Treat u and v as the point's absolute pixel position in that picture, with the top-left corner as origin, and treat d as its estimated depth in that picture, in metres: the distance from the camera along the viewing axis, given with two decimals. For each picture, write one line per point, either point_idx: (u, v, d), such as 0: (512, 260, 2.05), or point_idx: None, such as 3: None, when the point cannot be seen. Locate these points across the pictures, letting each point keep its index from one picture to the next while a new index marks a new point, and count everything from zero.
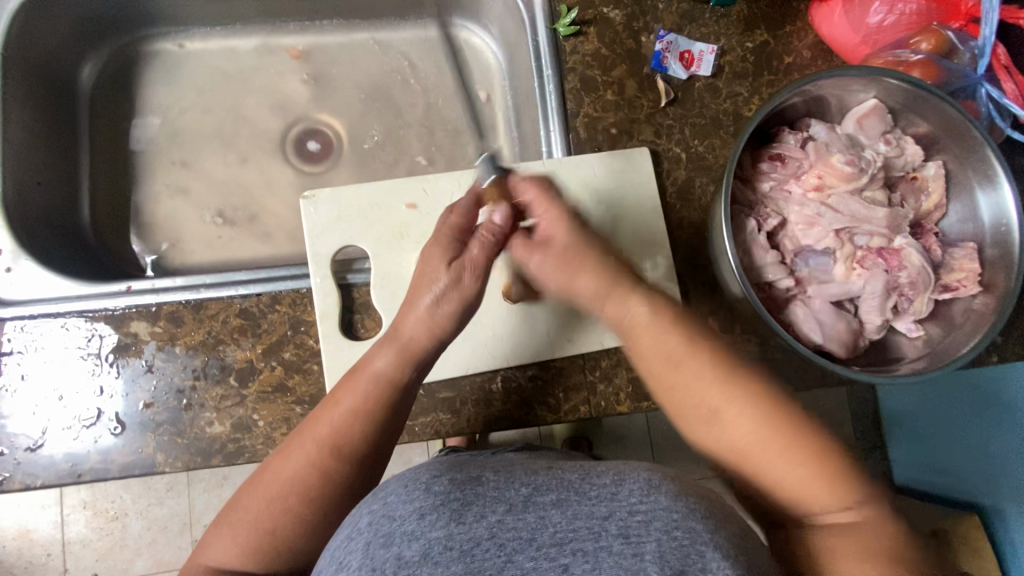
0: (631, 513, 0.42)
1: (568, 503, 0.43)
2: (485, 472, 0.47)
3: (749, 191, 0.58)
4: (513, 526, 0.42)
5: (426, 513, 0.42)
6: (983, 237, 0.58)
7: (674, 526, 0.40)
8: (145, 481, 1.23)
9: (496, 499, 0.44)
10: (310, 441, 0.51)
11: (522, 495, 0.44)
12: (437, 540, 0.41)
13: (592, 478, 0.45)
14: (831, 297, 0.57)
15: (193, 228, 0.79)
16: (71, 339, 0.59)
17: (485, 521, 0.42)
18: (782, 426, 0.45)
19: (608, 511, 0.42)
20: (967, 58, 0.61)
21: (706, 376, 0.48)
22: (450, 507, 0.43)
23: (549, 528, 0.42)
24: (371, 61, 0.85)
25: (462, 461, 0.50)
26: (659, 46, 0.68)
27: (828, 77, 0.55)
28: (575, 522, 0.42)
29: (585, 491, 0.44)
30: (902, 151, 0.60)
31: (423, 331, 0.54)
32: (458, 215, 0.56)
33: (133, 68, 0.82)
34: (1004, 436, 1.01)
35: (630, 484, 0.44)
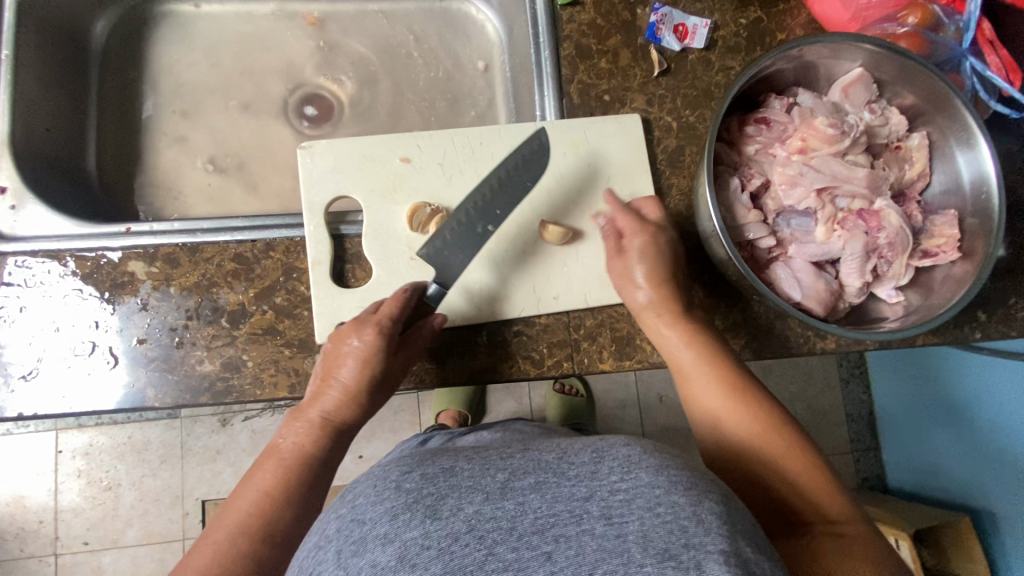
0: (613, 493, 0.38)
1: (548, 486, 0.39)
2: (458, 463, 0.44)
3: (734, 154, 0.60)
4: (491, 516, 0.38)
5: (398, 512, 0.39)
6: (965, 205, 0.58)
7: (657, 501, 0.37)
8: (139, 452, 1.25)
9: (472, 489, 0.40)
10: (227, 531, 0.51)
11: (499, 481, 0.41)
12: (413, 541, 0.38)
13: (570, 457, 0.42)
14: (811, 257, 0.58)
15: (197, 188, 0.81)
16: (70, 275, 0.61)
17: (461, 514, 0.39)
18: (780, 440, 0.53)
19: (589, 492, 0.38)
20: (952, 33, 0.62)
21: (718, 392, 0.56)
22: (423, 504, 0.40)
23: (530, 514, 0.38)
24: (375, 31, 0.88)
25: (430, 454, 0.47)
26: (653, 17, 0.70)
27: (812, 43, 0.56)
28: (556, 506, 0.38)
29: (564, 472, 0.40)
30: (887, 121, 0.61)
31: (340, 405, 0.56)
32: (386, 307, 0.59)
33: (145, 29, 0.85)
34: (996, 436, 1.01)
35: (609, 461, 0.40)
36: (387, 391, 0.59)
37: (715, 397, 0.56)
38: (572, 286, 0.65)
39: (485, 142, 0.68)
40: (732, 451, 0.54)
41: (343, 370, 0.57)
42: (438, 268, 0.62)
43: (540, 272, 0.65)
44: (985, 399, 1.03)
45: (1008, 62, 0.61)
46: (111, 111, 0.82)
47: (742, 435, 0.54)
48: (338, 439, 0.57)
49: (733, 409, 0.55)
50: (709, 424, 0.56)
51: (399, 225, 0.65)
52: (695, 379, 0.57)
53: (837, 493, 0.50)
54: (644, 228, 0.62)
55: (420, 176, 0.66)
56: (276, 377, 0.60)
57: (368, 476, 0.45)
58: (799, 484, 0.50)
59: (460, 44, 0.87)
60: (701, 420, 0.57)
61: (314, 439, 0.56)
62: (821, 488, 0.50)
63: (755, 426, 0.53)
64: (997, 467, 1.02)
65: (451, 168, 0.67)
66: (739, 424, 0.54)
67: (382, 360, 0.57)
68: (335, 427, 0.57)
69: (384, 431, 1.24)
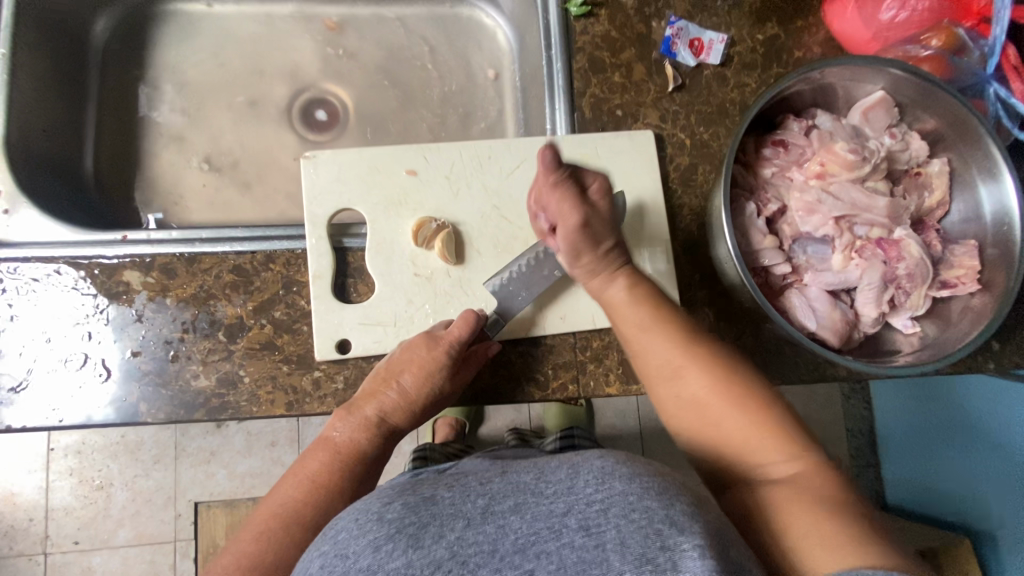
0: (589, 504, 0.36)
1: (527, 506, 0.38)
2: (438, 491, 0.42)
3: (750, 176, 0.59)
4: (473, 540, 0.36)
5: (380, 544, 0.37)
6: (985, 235, 0.57)
7: (632, 508, 0.35)
8: (133, 451, 1.23)
9: (453, 517, 0.38)
10: (276, 516, 0.51)
11: (480, 507, 0.39)
12: (395, 570, 0.35)
13: (547, 476, 0.40)
14: (827, 285, 0.57)
15: (197, 191, 0.79)
16: (63, 284, 0.59)
17: (442, 541, 0.36)
18: (732, 382, 0.50)
19: (566, 506, 0.37)
20: (977, 57, 0.61)
21: (670, 339, 0.54)
22: (406, 533, 0.37)
23: (510, 535, 0.36)
24: (383, 36, 0.86)
25: (411, 482, 0.45)
26: (669, 31, 0.68)
27: (834, 65, 0.55)
28: (535, 524, 0.36)
29: (543, 490, 0.39)
30: (907, 146, 0.59)
31: (397, 412, 0.57)
32: (457, 327, 0.58)
33: (148, 28, 0.83)
34: (998, 461, 1.00)
35: (585, 473, 0.38)
36: (443, 402, 0.59)
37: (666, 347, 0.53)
38: (578, 305, 0.63)
39: (492, 155, 0.66)
40: (688, 404, 0.51)
41: (406, 378, 0.57)
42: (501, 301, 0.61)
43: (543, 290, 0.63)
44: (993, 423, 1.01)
45: None
46: (111, 111, 0.80)
47: (693, 381, 0.52)
48: (389, 440, 0.57)
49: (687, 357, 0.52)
50: (661, 373, 0.53)
51: (403, 239, 0.63)
52: (644, 328, 0.55)
53: (797, 432, 0.48)
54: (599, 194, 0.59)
55: (425, 190, 0.65)
56: (272, 394, 0.58)
57: (349, 511, 0.42)
58: (756, 424, 0.48)
59: (470, 51, 0.85)
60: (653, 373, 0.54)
61: (364, 441, 0.56)
62: (775, 428, 0.48)
63: (707, 370, 0.51)
64: (1000, 487, 1.00)
65: (458, 181, 0.65)
66: (694, 372, 0.52)
67: (448, 379, 0.57)
68: (387, 430, 0.57)
69: None
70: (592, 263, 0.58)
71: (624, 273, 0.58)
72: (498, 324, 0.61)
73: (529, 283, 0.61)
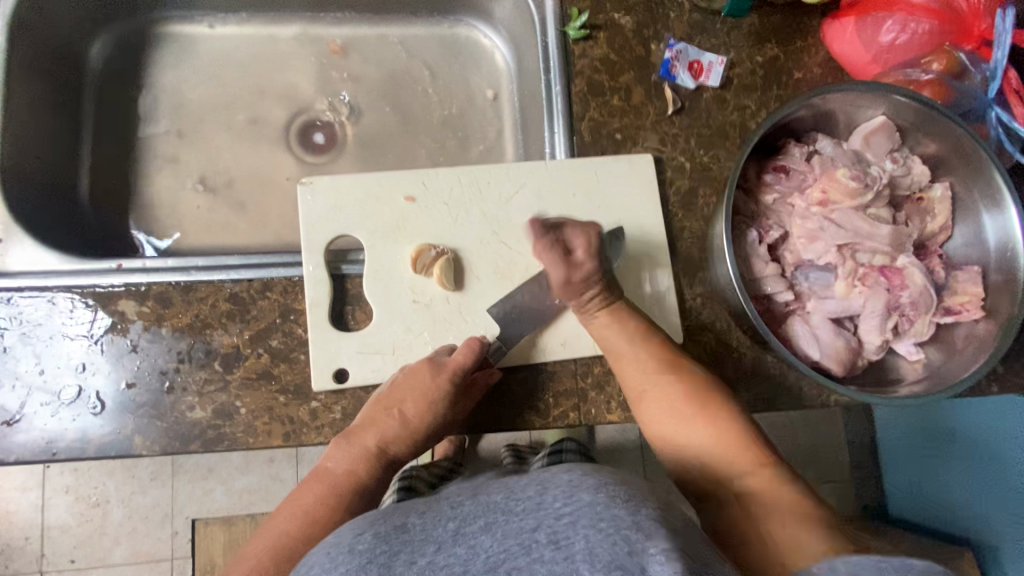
0: (558, 518, 0.34)
1: (497, 524, 0.36)
2: (411, 519, 0.40)
3: (752, 203, 0.58)
4: (443, 563, 0.34)
5: (351, 574, 0.35)
6: (988, 260, 0.56)
7: (600, 517, 0.33)
8: (129, 469, 1.21)
9: (424, 541, 0.36)
10: (273, 546, 0.53)
11: (450, 530, 0.37)
12: None
13: (517, 494, 0.38)
14: (830, 313, 0.56)
15: (194, 213, 0.79)
16: (57, 314, 0.58)
17: (413, 566, 0.34)
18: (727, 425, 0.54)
19: (536, 521, 0.34)
20: (978, 80, 0.60)
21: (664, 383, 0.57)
22: (376, 562, 0.35)
23: (481, 556, 0.34)
24: (382, 56, 0.86)
25: (388, 510, 0.44)
26: (668, 54, 0.68)
27: (835, 91, 0.55)
28: (506, 541, 0.34)
29: (512, 509, 0.37)
30: (909, 171, 0.59)
31: (400, 441, 0.58)
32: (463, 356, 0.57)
33: (144, 49, 0.82)
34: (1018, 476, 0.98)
35: (553, 490, 0.37)
36: (445, 429, 0.59)
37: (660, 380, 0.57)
38: (578, 332, 0.62)
39: (491, 180, 0.65)
40: (679, 427, 0.55)
41: (406, 406, 0.57)
42: (502, 327, 0.61)
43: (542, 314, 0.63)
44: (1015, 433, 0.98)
45: None
46: (107, 133, 0.80)
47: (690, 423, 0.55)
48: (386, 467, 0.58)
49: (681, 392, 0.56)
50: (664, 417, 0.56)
51: (401, 266, 0.62)
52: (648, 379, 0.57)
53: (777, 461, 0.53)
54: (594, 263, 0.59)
55: (423, 215, 0.64)
56: (268, 425, 0.57)
57: (323, 544, 0.41)
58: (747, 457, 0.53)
59: (470, 72, 0.85)
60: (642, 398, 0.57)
61: (363, 472, 0.56)
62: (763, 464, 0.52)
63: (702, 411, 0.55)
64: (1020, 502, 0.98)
65: (456, 207, 0.64)
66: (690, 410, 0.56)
67: (450, 408, 0.57)
68: (385, 459, 0.57)
69: None
70: (582, 302, 0.59)
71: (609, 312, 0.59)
72: (501, 351, 0.60)
73: (530, 309, 0.61)
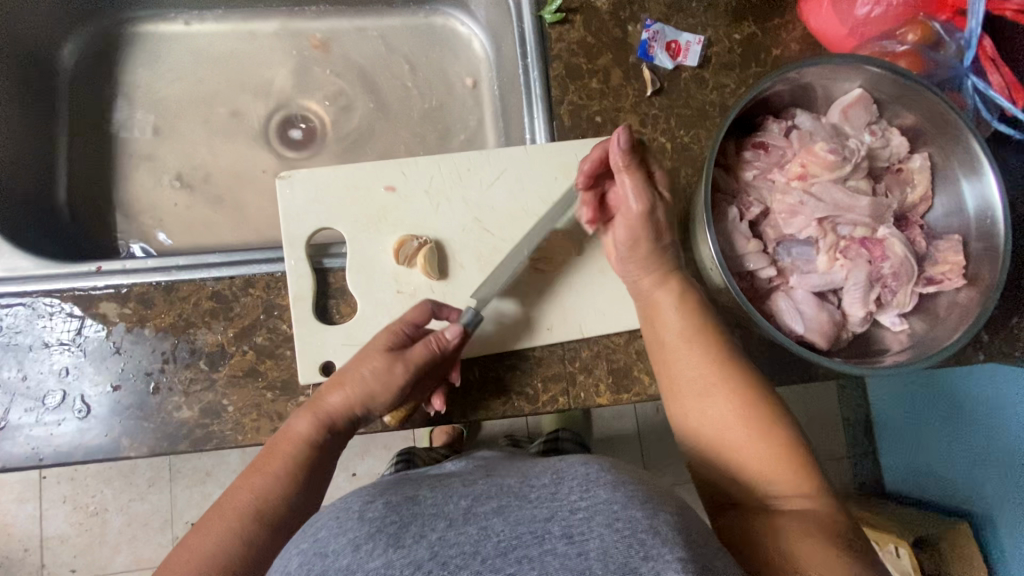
0: (573, 511, 0.34)
1: (510, 508, 0.35)
2: (421, 491, 0.39)
3: (732, 180, 0.58)
4: (455, 541, 0.33)
5: (360, 543, 0.33)
6: (969, 229, 0.57)
7: (615, 517, 0.33)
8: (126, 475, 1.21)
9: (435, 516, 0.35)
10: (228, 514, 0.50)
11: (462, 507, 0.36)
12: (374, 571, 0.31)
13: (529, 481, 0.38)
14: (814, 287, 0.56)
15: (176, 214, 0.78)
16: (38, 319, 0.58)
17: (424, 541, 0.33)
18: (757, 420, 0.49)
19: (549, 512, 0.34)
20: (953, 50, 0.60)
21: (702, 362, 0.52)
22: (386, 533, 0.34)
23: (493, 538, 0.33)
24: (359, 49, 0.85)
25: (395, 482, 0.42)
26: (645, 35, 0.68)
27: (811, 65, 0.55)
28: (518, 528, 0.34)
29: (525, 495, 0.36)
30: (888, 142, 0.59)
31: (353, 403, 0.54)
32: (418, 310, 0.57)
33: (117, 50, 0.81)
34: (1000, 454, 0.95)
35: (568, 481, 0.37)
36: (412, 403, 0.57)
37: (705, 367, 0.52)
38: (565, 316, 0.62)
39: (471, 167, 0.65)
40: (711, 422, 0.50)
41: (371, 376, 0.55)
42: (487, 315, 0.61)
43: (526, 301, 0.63)
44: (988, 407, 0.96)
45: (1011, 80, 0.60)
46: (83, 137, 0.79)
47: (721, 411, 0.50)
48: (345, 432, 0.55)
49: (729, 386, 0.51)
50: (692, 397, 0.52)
51: (385, 258, 0.62)
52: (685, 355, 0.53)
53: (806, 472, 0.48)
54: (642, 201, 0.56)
55: (404, 205, 0.64)
56: (256, 421, 0.57)
57: (330, 508, 0.39)
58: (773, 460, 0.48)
59: (447, 61, 0.85)
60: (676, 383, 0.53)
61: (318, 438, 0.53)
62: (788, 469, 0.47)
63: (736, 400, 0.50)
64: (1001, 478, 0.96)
65: (438, 195, 0.64)
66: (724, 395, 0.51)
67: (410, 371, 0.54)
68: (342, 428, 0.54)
69: (377, 448, 1.15)
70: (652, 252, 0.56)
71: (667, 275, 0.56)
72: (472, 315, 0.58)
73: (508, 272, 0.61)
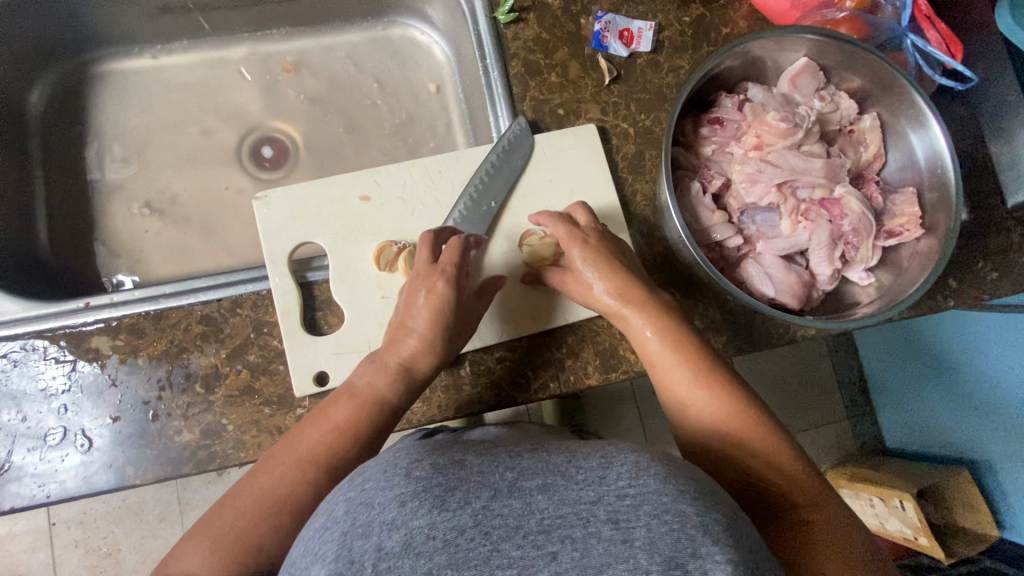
0: (620, 497, 0.32)
1: (555, 487, 0.33)
2: (467, 455, 0.38)
3: (692, 156, 0.61)
4: (499, 512, 0.32)
5: (406, 500, 0.33)
6: (922, 180, 0.59)
7: (665, 509, 0.31)
8: (136, 513, 1.21)
9: (480, 485, 0.34)
10: (242, 501, 0.48)
11: (507, 479, 0.34)
12: (419, 529, 0.31)
13: (577, 460, 0.35)
14: (780, 250, 0.59)
15: (162, 246, 0.80)
16: (32, 361, 0.59)
17: (468, 507, 0.32)
18: (752, 424, 0.51)
19: (596, 495, 0.32)
20: (890, 12, 0.64)
21: (685, 374, 0.54)
22: (432, 493, 0.33)
23: (536, 514, 0.32)
24: (322, 66, 0.87)
25: (442, 444, 0.41)
26: (597, 26, 0.69)
27: (754, 40, 0.57)
28: (562, 508, 0.32)
29: (571, 474, 0.34)
30: (837, 106, 0.61)
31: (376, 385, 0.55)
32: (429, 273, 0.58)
33: (85, 92, 0.83)
34: (1004, 397, 0.96)
35: (617, 465, 0.34)
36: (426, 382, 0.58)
37: (703, 399, 0.53)
38: (549, 305, 0.64)
39: (442, 170, 0.67)
40: (706, 429, 0.52)
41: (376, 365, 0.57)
42: None
43: (510, 294, 0.64)
44: (995, 351, 0.96)
45: (947, 34, 0.63)
46: (60, 179, 0.80)
47: (713, 418, 0.52)
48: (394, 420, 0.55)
49: (728, 422, 0.51)
50: (682, 407, 0.54)
51: (366, 266, 0.64)
52: (670, 367, 0.55)
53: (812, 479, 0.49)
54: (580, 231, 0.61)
55: (379, 214, 0.65)
56: (256, 437, 0.58)
57: (378, 459, 0.38)
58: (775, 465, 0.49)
59: (410, 71, 0.87)
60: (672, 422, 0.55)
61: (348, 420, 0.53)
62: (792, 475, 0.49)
63: (726, 409, 0.52)
64: (1005, 424, 0.97)
65: (412, 200, 0.66)
66: (713, 403, 0.52)
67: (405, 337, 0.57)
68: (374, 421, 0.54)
69: None
70: (599, 264, 0.59)
71: (626, 288, 0.58)
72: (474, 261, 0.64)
73: (475, 221, 0.65)
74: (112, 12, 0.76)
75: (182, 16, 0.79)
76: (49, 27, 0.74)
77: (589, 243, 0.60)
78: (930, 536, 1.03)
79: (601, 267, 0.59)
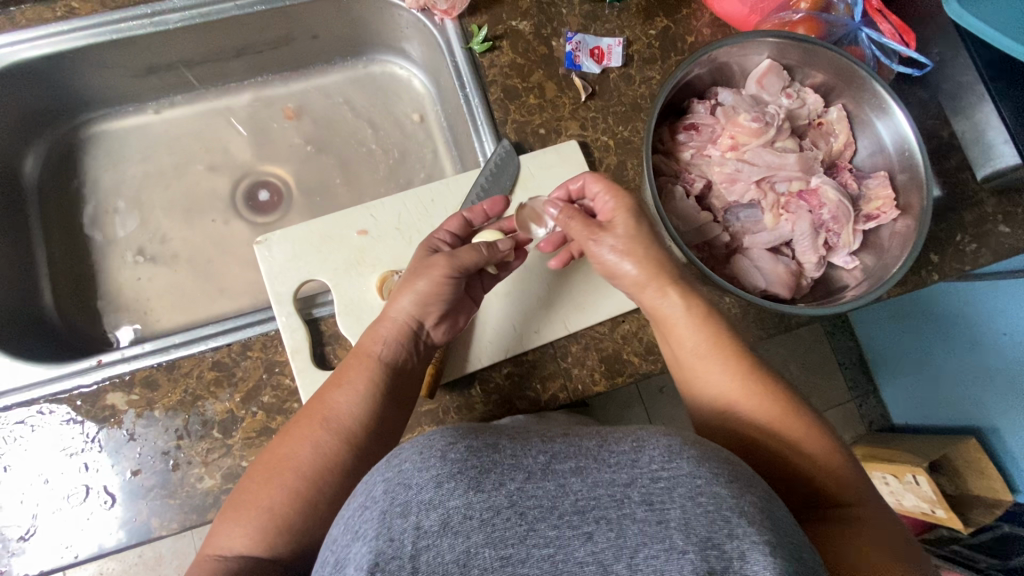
0: (654, 480, 0.34)
1: (588, 469, 0.34)
2: (500, 439, 0.37)
3: (672, 162, 0.64)
4: (534, 493, 0.33)
5: (442, 481, 0.33)
6: (892, 163, 0.62)
7: (699, 491, 0.33)
8: (154, 568, 1.19)
9: (513, 467, 0.34)
10: (253, 507, 0.49)
11: (541, 462, 0.35)
12: (456, 509, 0.32)
13: (610, 444, 0.37)
14: (765, 244, 0.62)
15: (170, 298, 0.82)
16: (48, 424, 0.59)
17: (503, 488, 0.33)
18: (795, 418, 0.51)
19: (629, 477, 0.34)
20: (843, 10, 0.67)
21: (728, 369, 0.54)
22: (467, 475, 0.33)
23: (570, 496, 0.33)
24: (309, 109, 0.90)
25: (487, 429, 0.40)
26: (569, 47, 0.72)
27: (718, 48, 0.60)
28: (596, 490, 0.33)
29: (605, 457, 0.35)
30: (804, 102, 0.64)
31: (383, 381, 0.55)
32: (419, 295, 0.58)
33: (79, 156, 0.85)
34: (1005, 357, 0.97)
35: (650, 448, 0.36)
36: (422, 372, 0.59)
37: (749, 394, 0.52)
38: (550, 319, 0.66)
39: (434, 197, 0.69)
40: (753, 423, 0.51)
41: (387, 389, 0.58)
42: (482, 325, 0.66)
43: (512, 312, 0.67)
44: (991, 312, 0.98)
45: (899, 25, 0.66)
46: (61, 242, 0.81)
47: (761, 413, 0.51)
48: (401, 405, 0.57)
49: (774, 416, 0.51)
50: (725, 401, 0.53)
51: (371, 297, 0.65)
52: (712, 362, 0.54)
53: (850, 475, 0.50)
54: (624, 205, 0.60)
55: (379, 245, 0.67)
56: None
57: (413, 438, 0.37)
58: (817, 459, 0.49)
59: (394, 103, 0.90)
60: (712, 415, 0.53)
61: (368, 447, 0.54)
62: (834, 471, 0.49)
63: (778, 408, 0.51)
64: (1007, 385, 0.98)
65: (408, 229, 0.68)
66: (759, 398, 0.52)
67: (395, 350, 0.57)
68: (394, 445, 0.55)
69: None
70: (641, 239, 0.59)
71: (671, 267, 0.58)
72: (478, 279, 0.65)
73: None
74: (105, 77, 0.78)
75: (170, 74, 0.82)
76: (46, 96, 0.76)
77: (635, 220, 0.60)
78: (947, 507, 1.04)
79: (644, 244, 0.58)
